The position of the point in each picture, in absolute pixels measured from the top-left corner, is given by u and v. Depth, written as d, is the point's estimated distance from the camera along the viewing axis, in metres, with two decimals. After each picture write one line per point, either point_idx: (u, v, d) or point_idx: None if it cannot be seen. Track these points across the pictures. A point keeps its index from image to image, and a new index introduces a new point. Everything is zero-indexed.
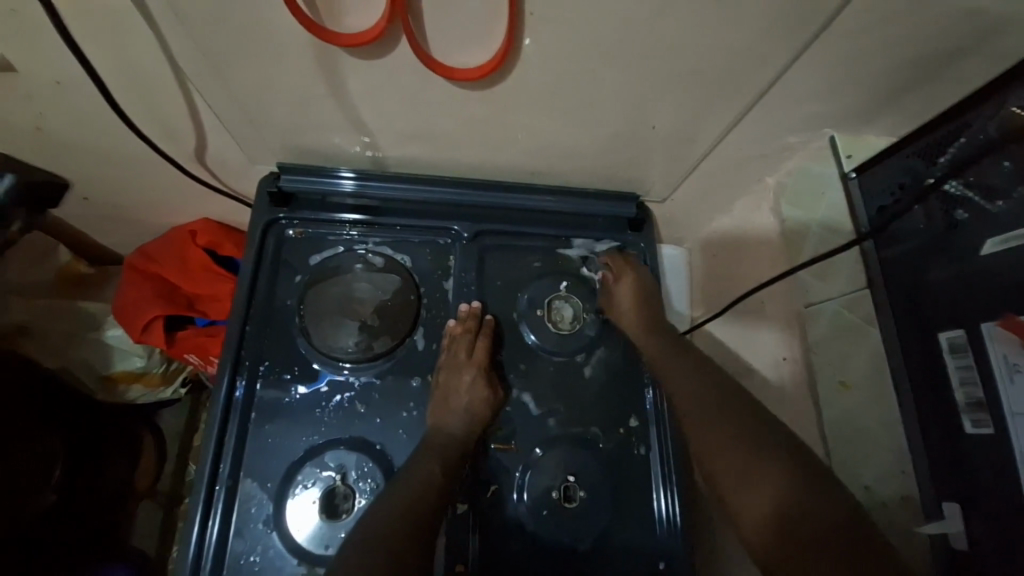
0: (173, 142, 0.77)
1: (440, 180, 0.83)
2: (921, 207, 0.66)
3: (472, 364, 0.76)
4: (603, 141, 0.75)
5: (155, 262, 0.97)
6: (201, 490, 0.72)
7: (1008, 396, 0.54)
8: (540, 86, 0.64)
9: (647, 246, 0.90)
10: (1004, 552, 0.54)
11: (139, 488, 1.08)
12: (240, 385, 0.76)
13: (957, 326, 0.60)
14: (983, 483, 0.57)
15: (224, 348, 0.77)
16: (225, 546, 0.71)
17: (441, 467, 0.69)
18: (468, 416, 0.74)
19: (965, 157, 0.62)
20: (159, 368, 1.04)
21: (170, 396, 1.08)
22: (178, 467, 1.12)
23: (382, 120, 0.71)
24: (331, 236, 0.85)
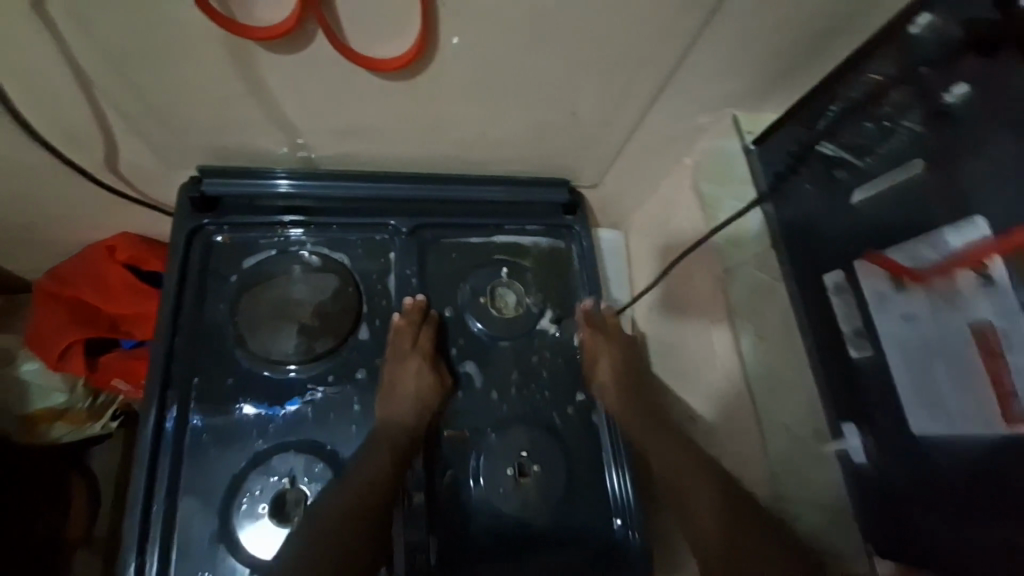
0: (78, 151, 0.73)
1: (373, 176, 0.83)
2: (806, 168, 0.74)
3: (421, 354, 0.77)
4: (531, 130, 0.79)
5: (70, 284, 0.92)
6: (136, 516, 0.68)
7: (882, 322, 0.62)
8: (463, 79, 0.67)
9: (582, 228, 0.93)
10: (897, 459, 0.61)
11: (70, 537, 1.00)
12: (171, 408, 0.73)
13: (839, 268, 0.67)
14: (871, 402, 0.64)
15: (152, 365, 0.73)
16: (169, 569, 0.67)
17: (391, 459, 0.69)
18: (416, 407, 0.74)
19: (837, 120, 0.70)
20: (84, 403, 0.97)
21: (99, 432, 1.01)
22: (114, 507, 1.05)
23: (309, 119, 0.71)
24: (263, 239, 0.82)
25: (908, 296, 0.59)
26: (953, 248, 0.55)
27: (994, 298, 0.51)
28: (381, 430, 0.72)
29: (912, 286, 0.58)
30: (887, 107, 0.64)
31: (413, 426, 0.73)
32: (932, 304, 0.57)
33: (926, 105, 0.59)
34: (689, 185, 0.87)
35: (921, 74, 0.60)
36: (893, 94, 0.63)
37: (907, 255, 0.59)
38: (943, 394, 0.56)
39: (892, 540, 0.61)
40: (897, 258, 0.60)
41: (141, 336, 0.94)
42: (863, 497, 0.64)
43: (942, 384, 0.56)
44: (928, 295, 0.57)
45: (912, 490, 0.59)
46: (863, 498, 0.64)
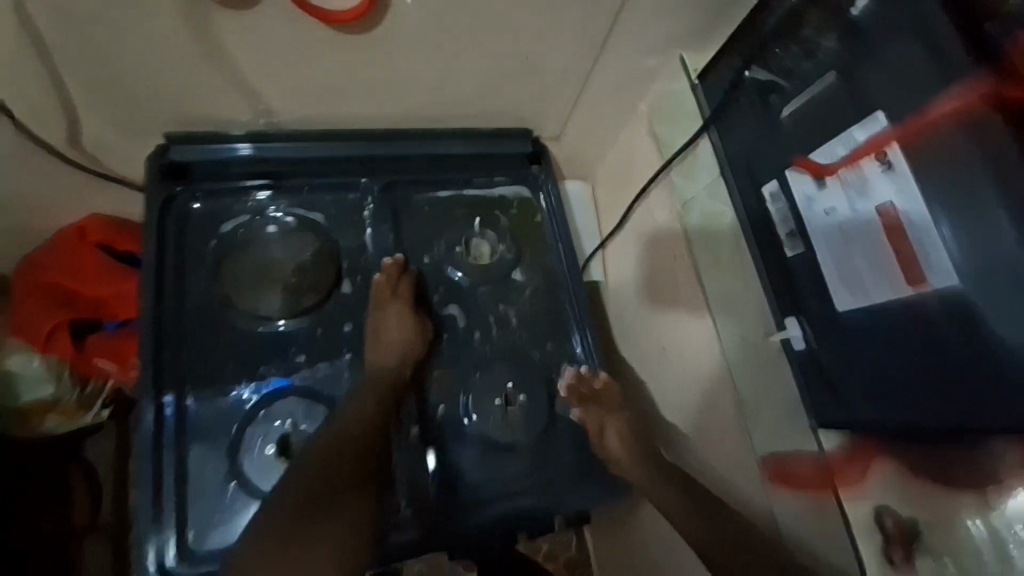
0: (36, 128, 0.72)
1: (339, 136, 0.85)
2: (742, 96, 0.76)
3: (403, 304, 0.81)
4: (489, 78, 0.83)
5: (42, 270, 0.92)
6: (148, 480, 0.70)
7: (809, 218, 0.67)
8: (418, 25, 0.72)
9: (548, 177, 0.96)
10: (830, 345, 0.65)
11: (77, 527, 1.01)
12: (168, 398, 0.73)
13: (773, 177, 0.71)
14: (806, 294, 0.68)
15: (141, 344, 0.73)
16: (186, 519, 0.71)
17: (379, 400, 0.74)
18: (402, 355, 0.78)
19: (758, 46, 0.73)
20: (72, 395, 0.95)
21: (91, 421, 1.00)
22: (116, 497, 1.03)
23: (272, 77, 0.74)
24: (238, 205, 0.82)
25: (828, 190, 0.64)
26: (859, 142, 0.60)
27: (895, 178, 0.56)
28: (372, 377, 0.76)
29: (829, 181, 0.64)
30: (808, 29, 0.67)
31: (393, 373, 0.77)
32: (846, 193, 0.62)
33: (838, 23, 0.63)
34: (647, 130, 0.91)
35: None
36: (812, 17, 0.66)
37: (825, 153, 0.64)
38: (860, 272, 0.61)
39: (830, 415, 0.66)
40: (817, 157, 0.65)
41: (123, 318, 0.95)
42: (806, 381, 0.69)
43: (860, 263, 0.61)
44: (842, 185, 0.62)
45: (849, 370, 0.63)
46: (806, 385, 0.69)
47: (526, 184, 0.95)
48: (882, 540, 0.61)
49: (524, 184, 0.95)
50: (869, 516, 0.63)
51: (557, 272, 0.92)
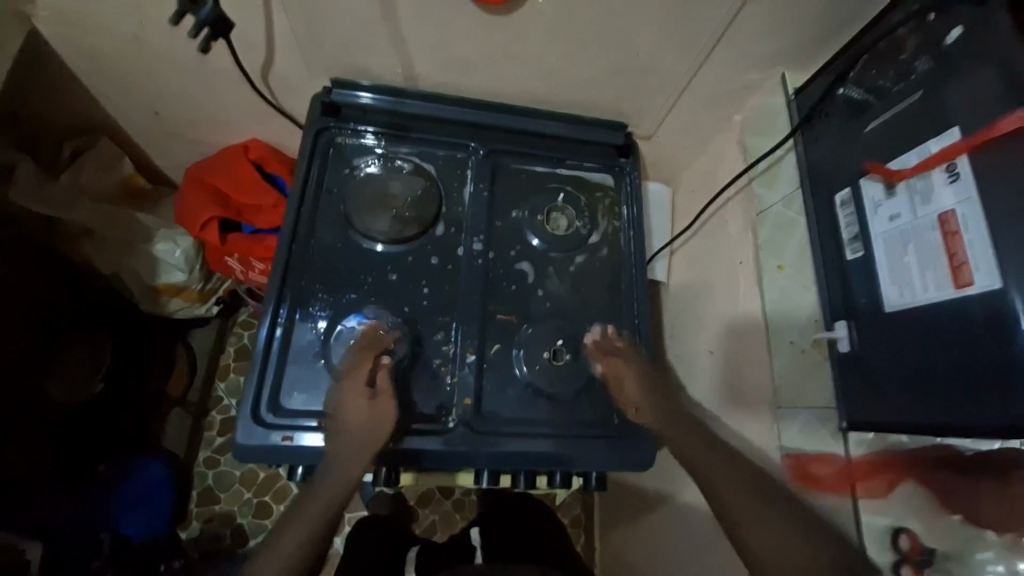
0: (244, 54, 0.93)
1: (464, 101, 1.00)
2: (830, 109, 0.84)
3: (364, 393, 0.79)
4: (600, 71, 0.94)
5: (210, 172, 1.15)
6: (261, 340, 0.84)
7: (872, 222, 0.74)
8: (550, 16, 0.84)
9: (631, 167, 1.05)
10: (873, 343, 0.71)
11: (172, 395, 1.49)
12: (284, 312, 0.86)
13: (846, 185, 0.79)
14: (858, 296, 0.74)
15: (276, 254, 0.88)
16: (283, 378, 0.84)
17: (366, 410, 0.78)
18: (362, 439, 0.77)
19: (849, 63, 0.82)
20: (198, 285, 1.34)
21: (201, 312, 1.41)
22: (205, 383, 1.57)
23: (422, 43, 0.89)
24: (369, 145, 0.98)
25: (896, 198, 0.71)
26: (931, 152, 0.67)
27: (957, 187, 0.63)
28: (329, 469, 0.76)
29: (898, 187, 0.71)
30: (906, 53, 0.74)
31: (349, 477, 0.75)
32: (910, 201, 0.69)
33: (933, 51, 0.71)
34: (737, 140, 0.98)
35: (928, 19, 0.72)
36: (910, 42, 0.74)
37: (900, 160, 0.71)
38: (912, 273, 0.67)
39: (862, 411, 0.72)
40: (891, 164, 0.73)
41: (257, 225, 1.16)
42: (841, 377, 0.75)
43: (912, 266, 0.67)
44: (910, 191, 0.69)
45: (888, 368, 0.69)
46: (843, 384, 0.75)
47: (606, 174, 1.05)
48: (895, 554, 0.66)
49: (603, 172, 1.05)
50: (886, 529, 0.67)
51: (625, 258, 1.00)
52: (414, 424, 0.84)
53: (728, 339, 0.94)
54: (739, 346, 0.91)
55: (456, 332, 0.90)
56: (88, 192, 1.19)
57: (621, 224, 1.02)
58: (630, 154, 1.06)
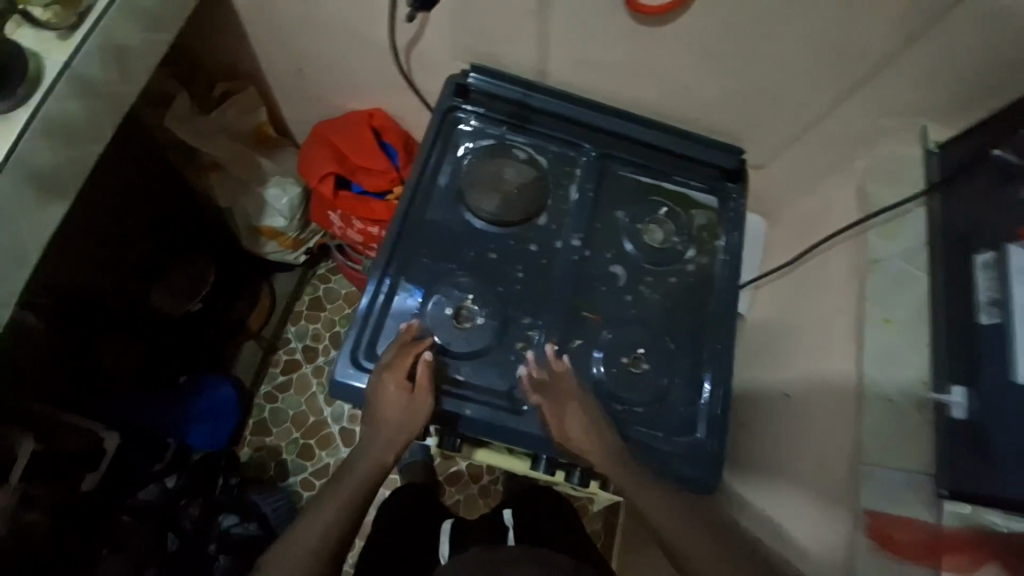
0: (398, 29, 1.01)
1: (587, 102, 1.03)
2: (983, 170, 0.80)
3: (405, 385, 0.83)
4: (726, 91, 0.98)
5: (336, 132, 1.25)
6: (367, 295, 0.90)
7: (1019, 293, 0.72)
8: (698, 32, 0.88)
9: (740, 195, 1.04)
10: (998, 416, 0.70)
11: (250, 328, 1.64)
12: (388, 278, 0.91)
13: (991, 249, 0.76)
14: (985, 358, 0.73)
15: (394, 215, 0.94)
16: (378, 336, 0.89)
17: (401, 406, 0.83)
18: (396, 425, 0.83)
19: (1007, 123, 0.78)
20: (294, 233, 1.45)
21: (291, 259, 1.52)
22: (279, 322, 1.70)
23: (568, 40, 0.94)
24: (489, 130, 1.02)
25: None
26: None
27: None
28: (365, 450, 0.87)
29: None
30: None
31: (382, 459, 0.86)
32: None
33: None
34: (855, 185, 0.95)
35: None
36: None
37: None
38: None
39: (961, 482, 0.70)
40: None
41: (364, 186, 1.25)
42: (952, 448, 0.73)
43: None
44: None
45: (1013, 442, 0.68)
46: (951, 450, 0.73)
47: (711, 196, 1.04)
48: None
49: (709, 195, 1.04)
50: None
51: (715, 283, 0.99)
52: (448, 386, 0.88)
53: (813, 381, 0.92)
54: (822, 394, 0.89)
55: (539, 325, 0.92)
56: (225, 131, 1.30)
57: (722, 248, 1.01)
58: (739, 180, 1.04)
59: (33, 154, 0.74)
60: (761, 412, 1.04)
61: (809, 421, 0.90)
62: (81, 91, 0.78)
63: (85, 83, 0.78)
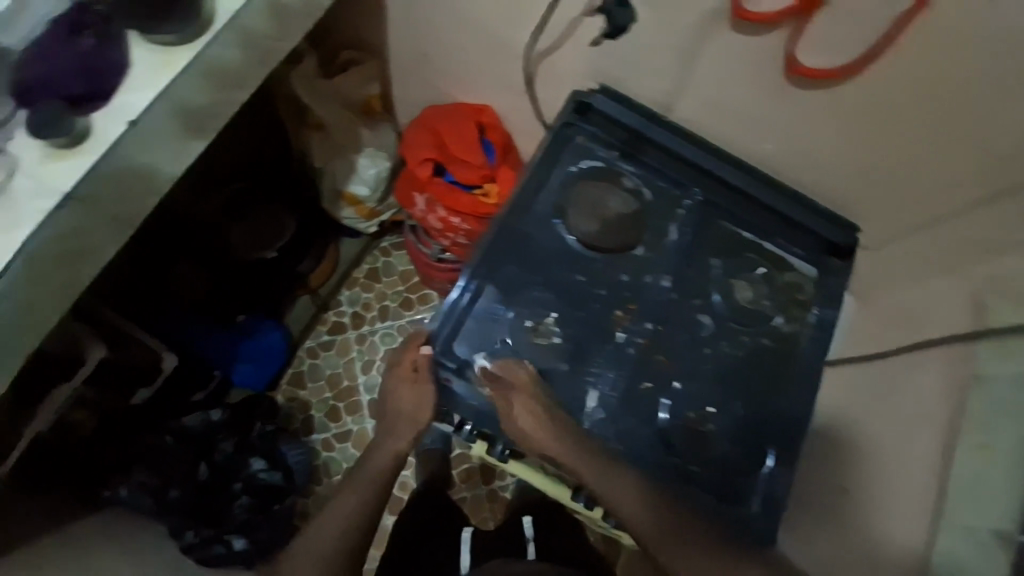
0: (536, 37, 1.02)
1: (705, 143, 1.01)
2: None
3: (409, 375, 0.92)
4: (855, 166, 0.94)
5: (442, 119, 1.27)
6: (454, 290, 0.91)
7: None
8: (846, 100, 0.86)
9: (842, 273, 0.99)
10: None
11: (309, 284, 1.64)
12: (474, 276, 0.92)
13: None
14: None
15: (495, 218, 0.95)
16: (456, 332, 0.90)
17: (408, 396, 0.93)
18: (409, 415, 0.94)
19: None
20: (374, 203, 1.47)
21: (362, 227, 1.54)
22: (337, 284, 1.72)
23: (707, 82, 0.93)
24: (601, 152, 1.00)
25: None
26: None
27: None
28: (383, 439, 0.96)
29: None
30: None
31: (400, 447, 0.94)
32: None
33: None
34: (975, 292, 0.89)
35: None
36: None
37: None
38: None
39: None
40: None
41: (457, 177, 1.26)
42: None
43: None
44: None
45: None
46: None
47: (814, 269, 1.00)
48: None
49: (811, 266, 1.00)
50: None
51: (799, 358, 0.95)
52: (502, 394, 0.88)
53: (891, 484, 0.87)
54: (899, 503, 0.84)
55: (612, 359, 0.91)
56: (338, 96, 1.34)
57: (812, 323, 0.97)
58: (845, 257, 1.00)
59: (189, 91, 0.77)
60: (823, 501, 1.00)
61: (876, 524, 0.86)
62: (244, 42, 0.81)
63: (248, 35, 0.80)
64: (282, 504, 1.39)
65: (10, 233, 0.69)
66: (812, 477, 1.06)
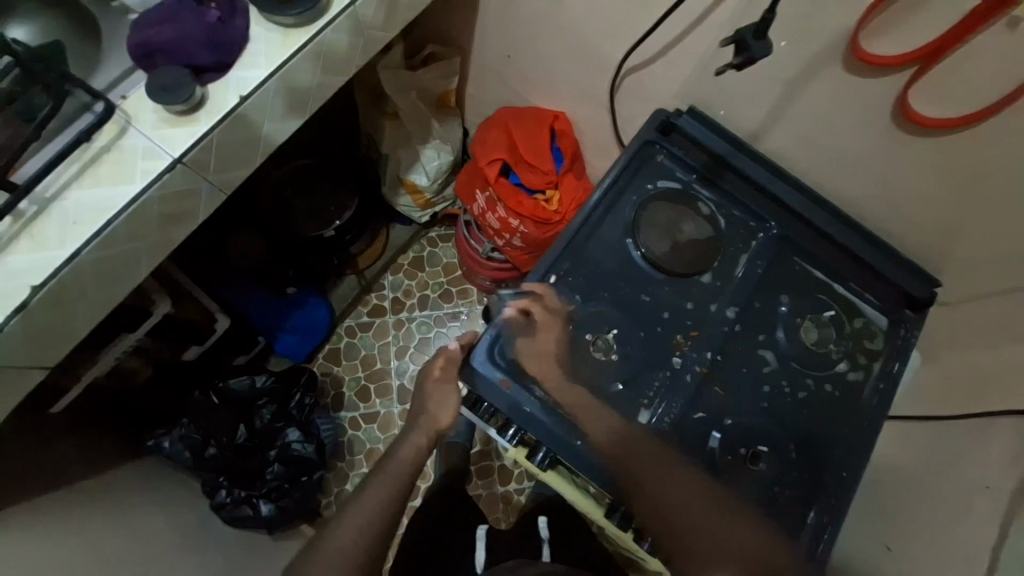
0: (627, 52, 1.02)
1: (787, 178, 1.00)
2: None
3: (437, 372, 0.94)
4: (944, 221, 0.91)
5: (516, 121, 1.28)
6: (519, 294, 0.90)
7: None
8: (949, 151, 0.83)
9: (914, 329, 0.96)
10: None
11: (356, 264, 1.69)
12: (539, 283, 0.92)
13: None
14: None
15: (567, 228, 0.94)
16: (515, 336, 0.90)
17: (433, 394, 0.94)
18: (433, 414, 0.93)
19: None
20: (430, 194, 1.49)
21: (416, 216, 1.57)
22: (383, 267, 1.75)
23: (799, 117, 0.92)
24: (680, 174, 0.99)
25: None
26: None
27: None
28: (406, 435, 0.93)
29: None
30: None
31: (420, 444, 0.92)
32: None
33: None
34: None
35: None
36: None
37: None
38: None
39: None
40: None
41: (523, 179, 1.27)
42: None
43: None
44: None
45: None
46: None
47: (884, 320, 0.97)
48: None
49: (880, 316, 0.97)
50: None
51: (859, 408, 0.92)
52: (554, 405, 0.88)
53: (940, 552, 0.84)
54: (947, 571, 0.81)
55: (667, 384, 0.90)
56: (416, 86, 1.37)
57: (877, 374, 0.94)
58: (920, 311, 0.97)
59: (297, 72, 0.80)
60: (865, 559, 0.96)
61: None
62: (353, 29, 0.83)
63: (358, 22, 0.82)
64: (309, 476, 1.42)
65: (121, 186, 0.72)
66: (860, 534, 1.03)
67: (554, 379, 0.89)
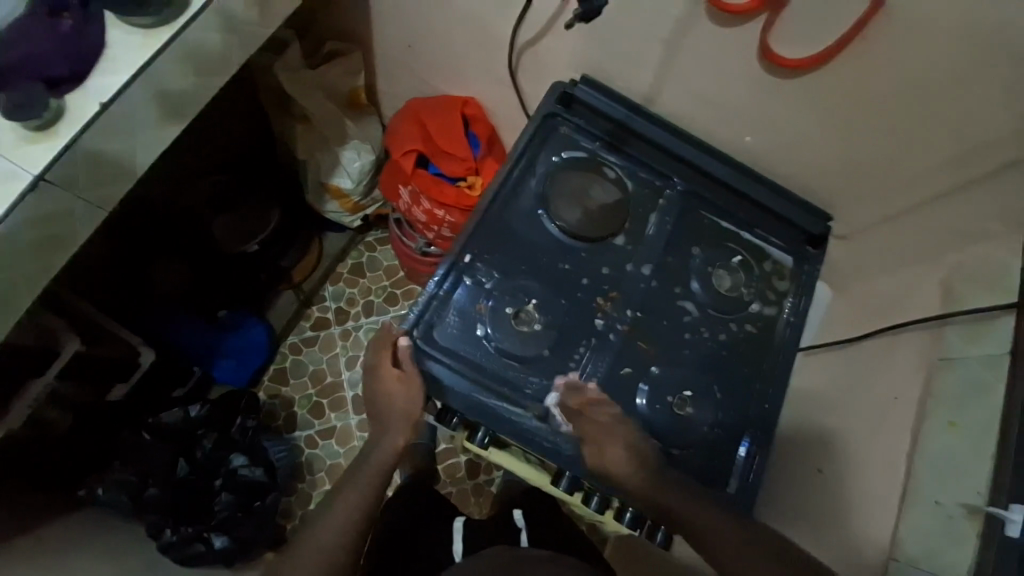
0: (519, 29, 1.04)
1: (684, 135, 1.04)
2: None
3: (394, 373, 0.87)
4: (827, 158, 0.98)
5: (427, 111, 1.27)
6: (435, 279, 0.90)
7: None
8: (821, 91, 0.89)
9: (817, 263, 1.02)
10: None
11: (291, 279, 1.63)
12: (454, 265, 0.92)
13: None
14: None
15: (478, 207, 0.95)
16: (437, 321, 0.90)
17: (393, 392, 0.87)
18: (399, 410, 0.88)
19: None
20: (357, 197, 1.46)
21: (347, 221, 1.53)
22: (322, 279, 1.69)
23: (684, 75, 0.97)
24: (583, 143, 1.02)
25: None
26: None
27: None
28: (378, 438, 0.91)
29: None
30: None
31: (395, 445, 0.89)
32: None
33: None
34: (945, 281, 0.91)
35: None
36: None
37: None
38: None
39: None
40: None
41: (442, 168, 1.27)
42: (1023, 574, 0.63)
43: None
44: None
45: None
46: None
47: (789, 259, 1.03)
48: None
49: (786, 256, 1.03)
50: None
51: (775, 343, 0.98)
52: (487, 382, 0.88)
53: (862, 463, 0.90)
54: (874, 479, 0.86)
55: (593, 346, 0.92)
56: (322, 87, 1.34)
57: (788, 309, 1.00)
58: (820, 246, 1.04)
59: (167, 74, 0.77)
60: (803, 484, 1.02)
61: (850, 502, 0.89)
62: (224, 25, 0.80)
63: (228, 16, 0.80)
64: (262, 501, 1.36)
65: None
66: (791, 460, 1.09)
67: (482, 358, 0.89)
